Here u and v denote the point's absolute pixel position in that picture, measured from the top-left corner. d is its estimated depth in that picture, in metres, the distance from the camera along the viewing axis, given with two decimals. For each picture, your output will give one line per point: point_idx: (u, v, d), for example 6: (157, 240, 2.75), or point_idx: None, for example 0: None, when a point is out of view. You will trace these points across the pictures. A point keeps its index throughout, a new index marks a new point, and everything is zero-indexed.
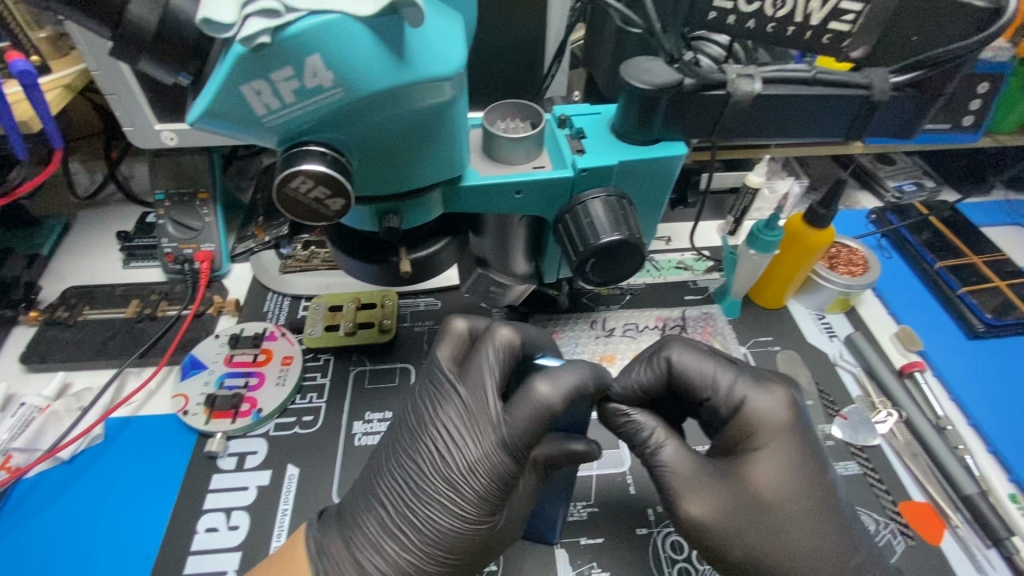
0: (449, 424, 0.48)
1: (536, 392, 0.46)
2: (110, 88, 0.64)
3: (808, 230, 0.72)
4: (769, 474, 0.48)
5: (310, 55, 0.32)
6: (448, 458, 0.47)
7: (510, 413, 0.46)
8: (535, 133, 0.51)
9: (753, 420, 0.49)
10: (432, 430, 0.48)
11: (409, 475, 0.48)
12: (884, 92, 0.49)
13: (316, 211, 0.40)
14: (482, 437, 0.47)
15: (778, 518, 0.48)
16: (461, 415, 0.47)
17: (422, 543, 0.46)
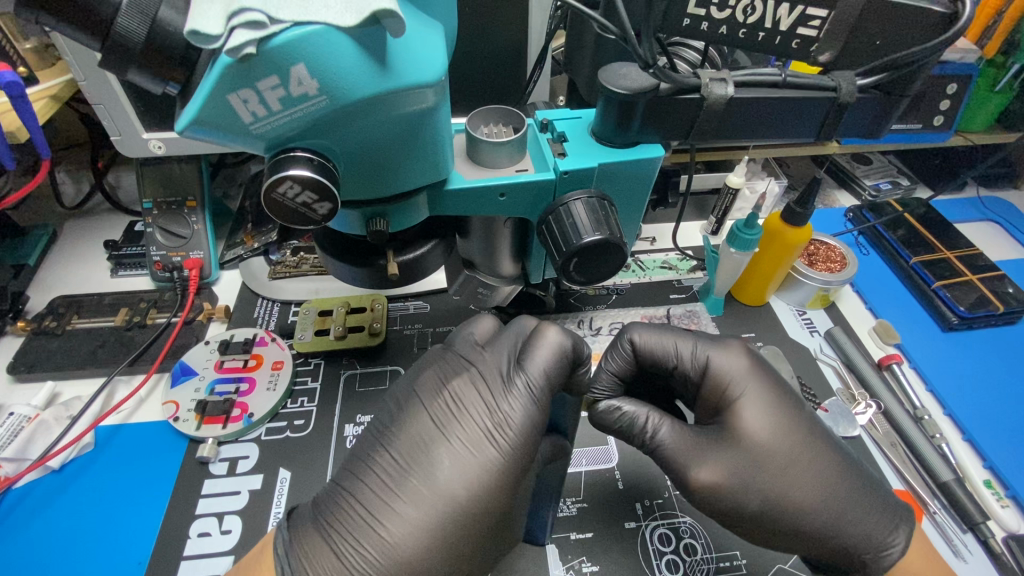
0: (461, 394, 0.49)
1: (551, 338, 0.51)
2: (97, 98, 0.65)
3: (785, 229, 0.74)
4: (759, 424, 0.51)
5: (296, 63, 0.33)
6: (462, 426, 0.47)
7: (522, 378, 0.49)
8: (518, 137, 0.52)
9: (723, 378, 0.53)
10: (437, 406, 0.48)
11: (413, 449, 0.46)
12: (850, 93, 0.51)
13: (303, 215, 0.41)
14: (501, 399, 0.48)
15: (781, 464, 0.50)
16: (474, 381, 0.49)
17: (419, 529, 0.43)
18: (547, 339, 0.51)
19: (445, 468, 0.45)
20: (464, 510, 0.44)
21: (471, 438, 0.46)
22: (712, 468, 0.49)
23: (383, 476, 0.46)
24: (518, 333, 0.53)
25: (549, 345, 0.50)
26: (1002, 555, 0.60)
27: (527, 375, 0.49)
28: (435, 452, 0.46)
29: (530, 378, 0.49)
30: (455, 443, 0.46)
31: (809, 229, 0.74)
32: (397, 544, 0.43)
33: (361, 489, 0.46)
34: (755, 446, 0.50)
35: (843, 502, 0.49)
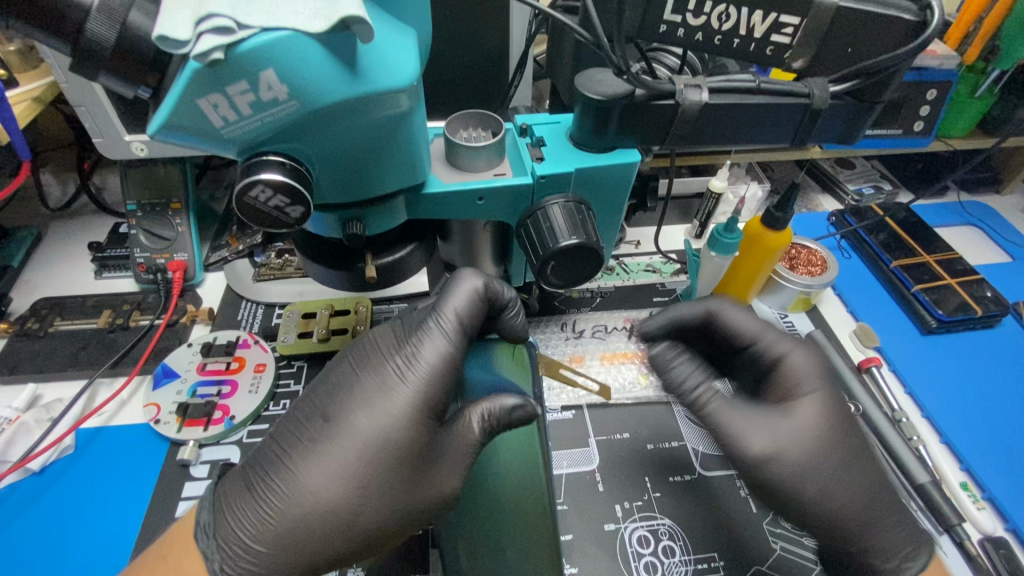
0: (383, 356, 0.52)
1: (467, 279, 0.53)
2: (78, 100, 0.65)
3: (767, 233, 0.74)
4: (814, 422, 0.52)
5: (264, 69, 0.34)
6: (379, 387, 0.49)
7: (442, 312, 0.51)
8: (496, 142, 0.53)
9: (796, 373, 0.54)
10: (364, 360, 0.52)
11: (336, 402, 0.50)
12: (823, 99, 0.52)
13: (276, 219, 0.41)
14: (420, 344, 0.50)
15: (837, 466, 0.51)
16: (398, 338, 0.52)
17: (337, 472, 0.47)
18: (463, 286, 0.53)
19: (359, 429, 0.48)
20: (386, 462, 0.47)
21: (383, 398, 0.49)
22: (796, 457, 0.51)
23: (302, 445, 0.49)
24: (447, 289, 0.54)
25: (465, 288, 0.52)
26: (976, 557, 0.60)
27: (445, 323, 0.50)
28: (354, 413, 0.49)
29: (447, 324, 0.50)
30: (370, 403, 0.49)
31: (785, 235, 0.73)
32: (311, 503, 0.46)
33: (280, 455, 0.49)
34: (784, 451, 0.51)
35: (865, 516, 0.51)
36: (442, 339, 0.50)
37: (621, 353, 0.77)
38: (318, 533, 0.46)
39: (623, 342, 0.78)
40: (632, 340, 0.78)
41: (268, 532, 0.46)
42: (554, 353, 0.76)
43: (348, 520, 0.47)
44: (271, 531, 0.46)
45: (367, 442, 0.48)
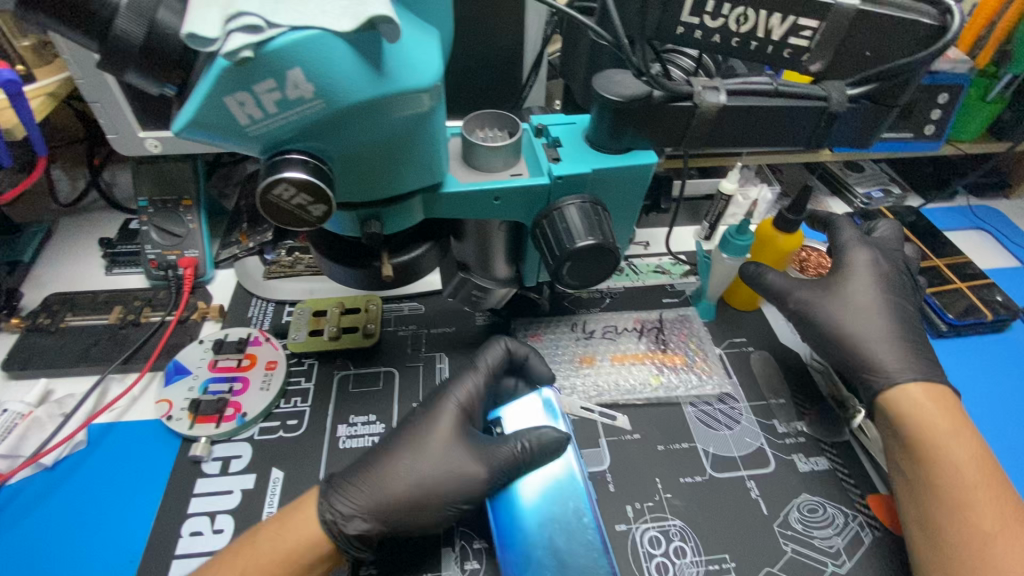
0: (445, 391, 0.64)
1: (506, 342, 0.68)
2: (94, 96, 0.65)
3: (778, 234, 0.75)
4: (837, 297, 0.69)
5: (292, 67, 0.34)
6: (446, 397, 0.63)
7: (489, 361, 0.66)
8: (513, 142, 0.53)
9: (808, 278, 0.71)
10: (433, 395, 0.64)
11: (414, 428, 0.61)
12: (841, 103, 0.52)
13: (298, 217, 0.42)
14: (476, 382, 0.64)
15: (895, 324, 0.67)
16: (457, 378, 0.64)
17: (425, 480, 0.57)
18: (495, 344, 0.67)
19: (435, 422, 0.61)
20: (455, 444, 0.59)
21: (452, 396, 0.62)
22: (854, 326, 0.67)
23: (393, 437, 0.61)
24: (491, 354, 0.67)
25: (501, 345, 0.67)
26: None
27: (481, 364, 0.66)
28: (431, 411, 0.61)
29: (482, 367, 0.65)
30: (441, 402, 0.62)
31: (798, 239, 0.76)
32: (401, 479, 0.57)
33: (372, 448, 0.60)
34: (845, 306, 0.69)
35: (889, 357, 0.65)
36: (480, 373, 0.65)
37: (632, 353, 0.77)
38: (408, 498, 0.56)
39: (633, 343, 0.78)
40: (642, 341, 0.78)
41: (365, 497, 0.56)
42: (565, 353, 0.77)
43: (428, 490, 0.57)
44: (370, 495, 0.56)
45: (438, 431, 0.60)
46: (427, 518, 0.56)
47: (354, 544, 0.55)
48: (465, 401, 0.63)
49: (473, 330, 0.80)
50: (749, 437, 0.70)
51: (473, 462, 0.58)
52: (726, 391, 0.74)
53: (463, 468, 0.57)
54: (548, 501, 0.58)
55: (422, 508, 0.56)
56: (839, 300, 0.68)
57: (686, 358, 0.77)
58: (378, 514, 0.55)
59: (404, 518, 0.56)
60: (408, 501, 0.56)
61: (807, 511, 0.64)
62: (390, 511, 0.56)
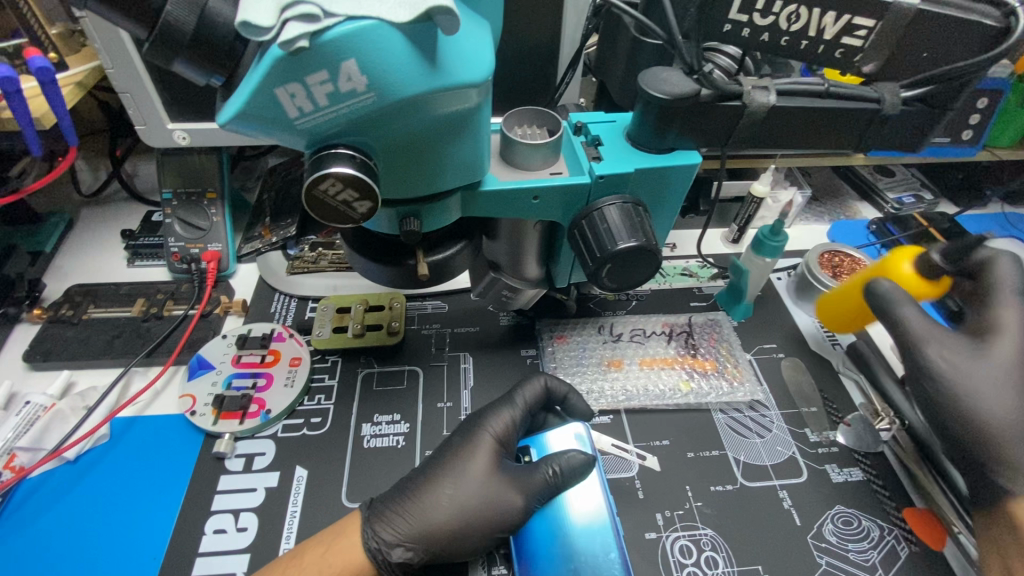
0: (481, 421, 0.63)
1: (543, 377, 0.67)
2: (124, 86, 0.64)
3: (905, 268, 0.63)
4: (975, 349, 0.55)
5: (346, 59, 0.33)
6: (483, 428, 0.62)
7: (524, 392, 0.65)
8: (554, 139, 0.51)
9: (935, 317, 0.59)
10: (469, 425, 0.63)
11: (451, 457, 0.60)
12: (894, 105, 0.51)
13: (342, 213, 0.40)
14: (511, 413, 0.63)
15: None
16: (493, 407, 0.64)
17: (463, 511, 0.56)
18: (533, 380, 0.66)
19: (474, 455, 0.60)
20: (494, 476, 0.58)
21: (490, 428, 0.62)
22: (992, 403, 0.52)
23: (432, 466, 0.60)
24: (529, 389, 0.65)
25: (538, 380, 0.66)
26: None
27: (518, 398, 0.64)
28: (470, 441, 0.61)
29: (519, 401, 0.64)
30: (479, 434, 0.61)
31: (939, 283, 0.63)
32: (440, 509, 0.56)
33: (412, 477, 0.60)
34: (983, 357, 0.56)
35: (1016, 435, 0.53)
36: (517, 407, 0.64)
37: (661, 358, 0.76)
38: (447, 529, 0.56)
39: (662, 347, 0.77)
40: (671, 346, 0.77)
41: (407, 526, 0.56)
42: (592, 356, 0.76)
43: (468, 523, 0.56)
44: (410, 524, 0.56)
45: (477, 464, 0.59)
46: (466, 550, 0.56)
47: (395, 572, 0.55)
48: (503, 433, 0.62)
49: (498, 330, 0.79)
50: (780, 445, 0.68)
51: (513, 495, 0.57)
52: (757, 399, 0.72)
53: (502, 501, 0.57)
54: (575, 535, 0.57)
55: (461, 539, 0.56)
56: (982, 361, 0.53)
57: (716, 364, 0.75)
58: (420, 544, 0.55)
59: (443, 548, 0.55)
60: (448, 531, 0.56)
61: (841, 523, 0.62)
62: (431, 540, 0.55)
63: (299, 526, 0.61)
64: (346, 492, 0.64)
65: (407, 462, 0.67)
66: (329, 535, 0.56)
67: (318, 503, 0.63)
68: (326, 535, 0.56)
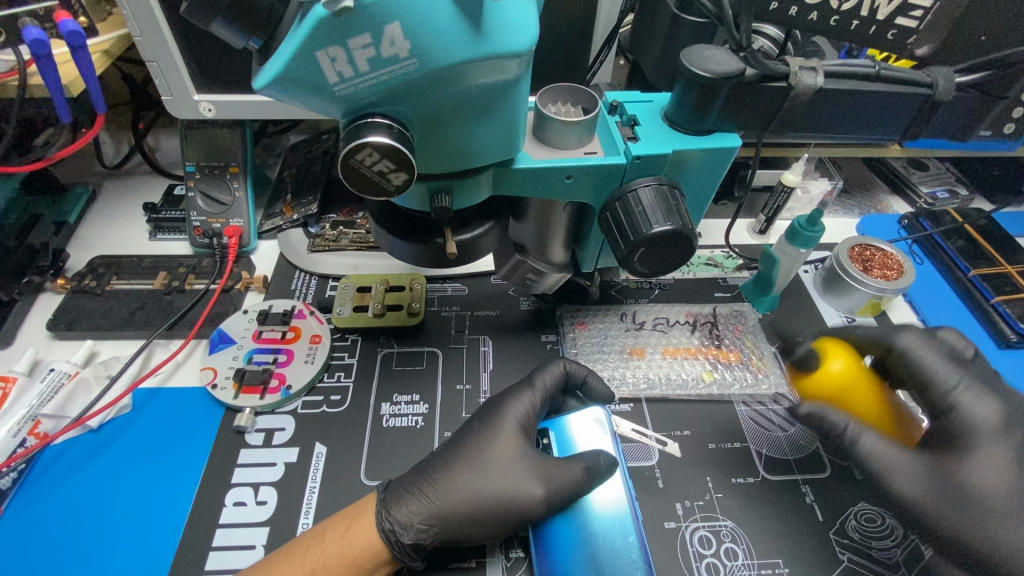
0: (499, 405, 0.63)
1: (560, 364, 0.66)
2: (151, 55, 0.63)
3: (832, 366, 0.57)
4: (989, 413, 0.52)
5: (391, 22, 0.32)
6: (502, 411, 0.62)
7: (543, 377, 0.65)
8: (590, 118, 0.50)
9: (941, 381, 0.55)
10: (488, 408, 0.63)
11: (469, 439, 0.60)
12: (947, 91, 0.50)
13: (376, 185, 0.40)
14: (531, 398, 0.63)
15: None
16: (512, 391, 0.64)
17: (480, 492, 0.56)
18: (552, 365, 0.66)
19: (493, 441, 0.60)
20: (512, 465, 0.58)
21: (510, 415, 0.61)
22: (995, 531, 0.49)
23: (449, 450, 0.60)
24: (549, 375, 0.65)
25: (557, 368, 0.66)
26: None
27: (537, 382, 0.64)
28: (490, 425, 0.61)
29: (539, 386, 0.64)
30: (497, 420, 0.61)
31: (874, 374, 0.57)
32: (457, 492, 0.56)
33: (429, 458, 0.60)
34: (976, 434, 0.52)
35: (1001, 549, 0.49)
36: (537, 391, 0.64)
37: (685, 347, 0.74)
38: (461, 512, 0.55)
39: (686, 337, 0.76)
40: (695, 335, 0.76)
41: (422, 507, 0.56)
42: (613, 343, 0.75)
43: (483, 506, 0.56)
44: (426, 506, 0.56)
45: (495, 450, 0.59)
46: (480, 533, 0.55)
47: (409, 554, 0.54)
48: (522, 420, 0.61)
49: (518, 315, 0.78)
50: (803, 440, 0.67)
51: (530, 484, 0.56)
52: (782, 392, 0.71)
53: (518, 485, 0.56)
54: (592, 517, 0.57)
55: (475, 522, 0.55)
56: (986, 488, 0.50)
57: (741, 355, 0.74)
58: (434, 526, 0.55)
59: (457, 530, 0.55)
60: (463, 513, 0.55)
61: (865, 520, 0.61)
62: (447, 521, 0.55)
63: (318, 501, 0.61)
64: (364, 469, 0.64)
65: (425, 443, 0.66)
66: (348, 514, 0.56)
67: (337, 479, 0.63)
68: (344, 515, 0.56)
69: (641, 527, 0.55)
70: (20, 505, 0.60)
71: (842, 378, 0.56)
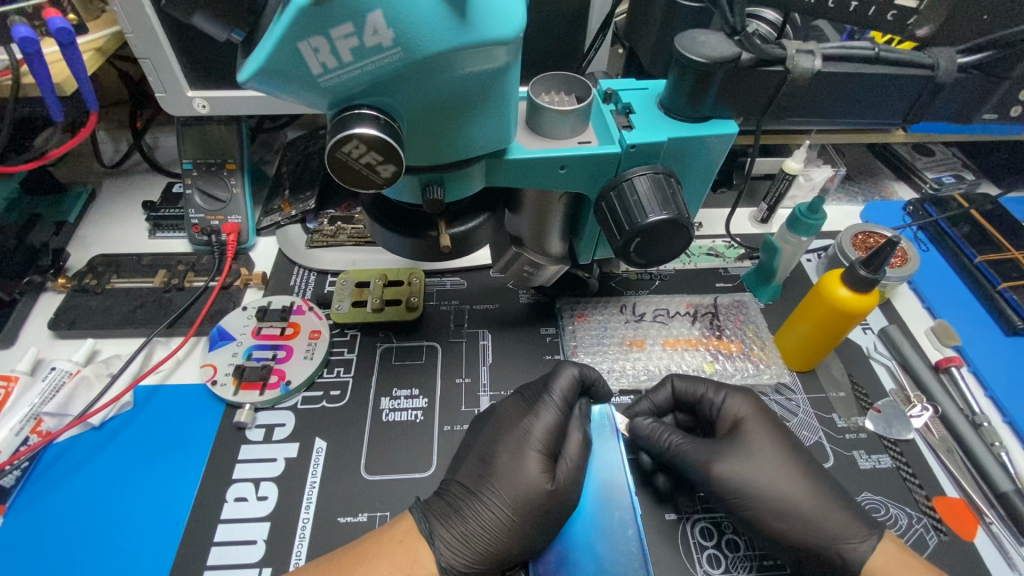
0: (524, 423, 0.60)
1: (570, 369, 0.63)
2: (144, 52, 0.63)
3: (844, 290, 0.62)
4: (740, 410, 0.61)
5: (373, 10, 0.31)
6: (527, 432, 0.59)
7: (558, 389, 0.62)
8: (583, 106, 0.49)
9: (687, 396, 0.64)
10: (515, 429, 0.60)
11: (505, 466, 0.58)
12: (949, 73, 0.50)
13: (365, 177, 0.39)
14: (556, 416, 0.60)
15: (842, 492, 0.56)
16: (540, 411, 0.60)
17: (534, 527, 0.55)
18: (564, 369, 0.63)
19: (520, 462, 0.58)
20: (511, 459, 0.58)
21: (533, 436, 0.59)
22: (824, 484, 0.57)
23: (483, 479, 0.58)
24: (566, 383, 0.62)
25: (569, 371, 0.63)
26: None
27: (556, 393, 0.62)
28: (517, 445, 0.59)
29: (556, 396, 0.61)
30: (522, 443, 0.59)
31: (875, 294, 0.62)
32: (509, 529, 0.55)
33: (460, 488, 0.58)
34: (744, 433, 0.60)
35: (815, 511, 0.55)
36: (558, 405, 0.61)
37: (685, 338, 0.74)
38: (511, 543, 0.55)
39: (686, 328, 0.75)
40: (695, 326, 0.75)
41: (475, 546, 0.55)
42: (613, 335, 0.74)
43: (531, 532, 0.56)
44: (477, 543, 0.55)
45: (526, 474, 0.57)
46: (532, 553, 0.56)
47: None
48: (545, 438, 0.59)
49: (518, 308, 0.78)
50: (806, 430, 0.67)
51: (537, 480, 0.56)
52: (783, 382, 0.70)
53: (554, 504, 0.56)
54: (597, 511, 0.59)
55: (528, 547, 0.56)
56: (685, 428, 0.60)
57: (742, 346, 0.73)
58: (489, 559, 0.55)
59: (513, 558, 0.56)
60: (516, 545, 0.55)
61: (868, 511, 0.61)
62: (503, 557, 0.55)
63: (318, 497, 0.62)
64: (364, 464, 0.64)
65: (425, 437, 0.66)
66: (404, 558, 0.53)
67: (337, 473, 0.63)
68: (401, 562, 0.53)
69: (641, 523, 0.57)
70: (25, 501, 0.61)
71: (854, 298, 0.62)
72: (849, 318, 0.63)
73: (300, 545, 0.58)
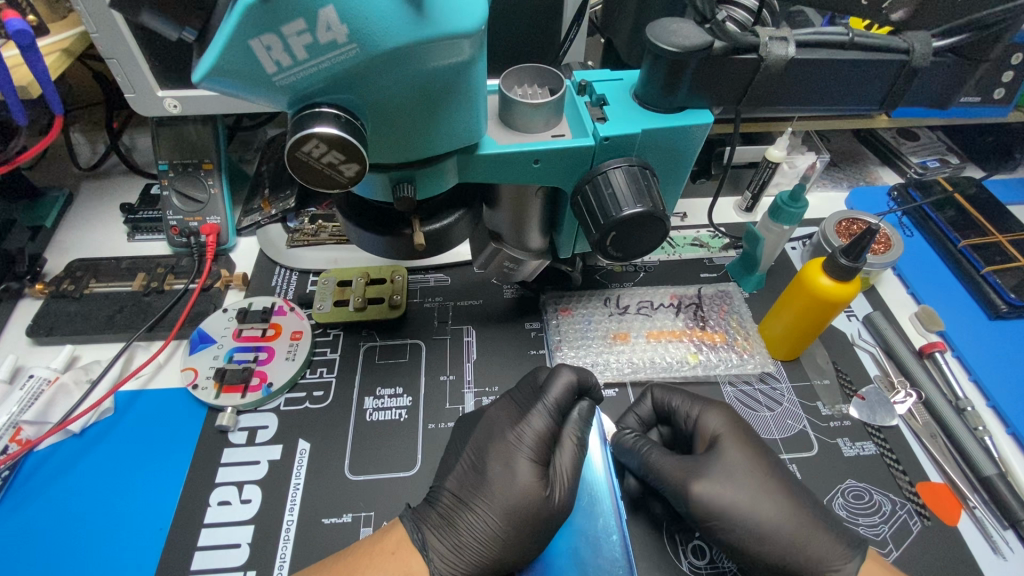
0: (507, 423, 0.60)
1: (564, 375, 0.60)
2: (110, 52, 0.61)
3: (825, 280, 0.62)
4: (717, 427, 0.60)
5: (325, 5, 0.30)
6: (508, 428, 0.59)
7: (549, 394, 0.59)
8: (556, 98, 0.48)
9: (665, 406, 0.64)
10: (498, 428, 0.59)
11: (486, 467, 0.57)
12: (923, 56, 0.50)
13: (328, 177, 0.38)
14: (536, 422, 0.58)
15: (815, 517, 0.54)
16: (528, 419, 0.59)
17: (521, 532, 0.54)
18: (563, 373, 0.61)
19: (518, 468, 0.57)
20: (494, 455, 0.57)
21: (526, 438, 0.58)
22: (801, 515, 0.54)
23: (466, 481, 0.57)
24: (558, 389, 0.60)
25: (562, 380, 0.60)
26: None
27: (548, 398, 0.59)
28: (498, 442, 0.58)
29: (549, 403, 0.59)
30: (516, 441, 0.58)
31: (857, 283, 0.62)
32: (493, 533, 0.54)
33: (452, 497, 0.57)
34: (723, 452, 0.58)
35: (798, 531, 0.53)
36: (548, 410, 0.59)
37: (669, 329, 0.74)
38: (507, 547, 0.54)
39: (670, 320, 0.75)
40: (679, 318, 0.75)
41: (469, 557, 0.54)
42: (597, 328, 0.74)
43: (525, 541, 0.54)
44: (471, 555, 0.54)
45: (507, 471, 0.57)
46: (528, 560, 0.55)
47: None
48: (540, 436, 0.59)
49: (502, 303, 0.77)
50: (791, 419, 0.67)
51: (520, 475, 0.56)
52: (768, 370, 0.70)
53: (551, 509, 0.55)
54: (580, 519, 0.59)
55: (524, 550, 0.55)
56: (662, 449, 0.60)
57: (726, 336, 0.73)
58: (481, 569, 0.54)
59: (509, 563, 0.55)
60: (506, 550, 0.54)
61: (852, 497, 0.61)
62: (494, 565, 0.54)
63: (302, 498, 0.61)
64: (348, 463, 0.64)
65: (410, 436, 0.66)
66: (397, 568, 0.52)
67: (321, 474, 0.63)
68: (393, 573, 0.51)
69: (624, 527, 0.58)
70: (7, 510, 0.61)
71: (837, 289, 0.62)
72: (834, 309, 0.64)
73: (284, 547, 0.58)
